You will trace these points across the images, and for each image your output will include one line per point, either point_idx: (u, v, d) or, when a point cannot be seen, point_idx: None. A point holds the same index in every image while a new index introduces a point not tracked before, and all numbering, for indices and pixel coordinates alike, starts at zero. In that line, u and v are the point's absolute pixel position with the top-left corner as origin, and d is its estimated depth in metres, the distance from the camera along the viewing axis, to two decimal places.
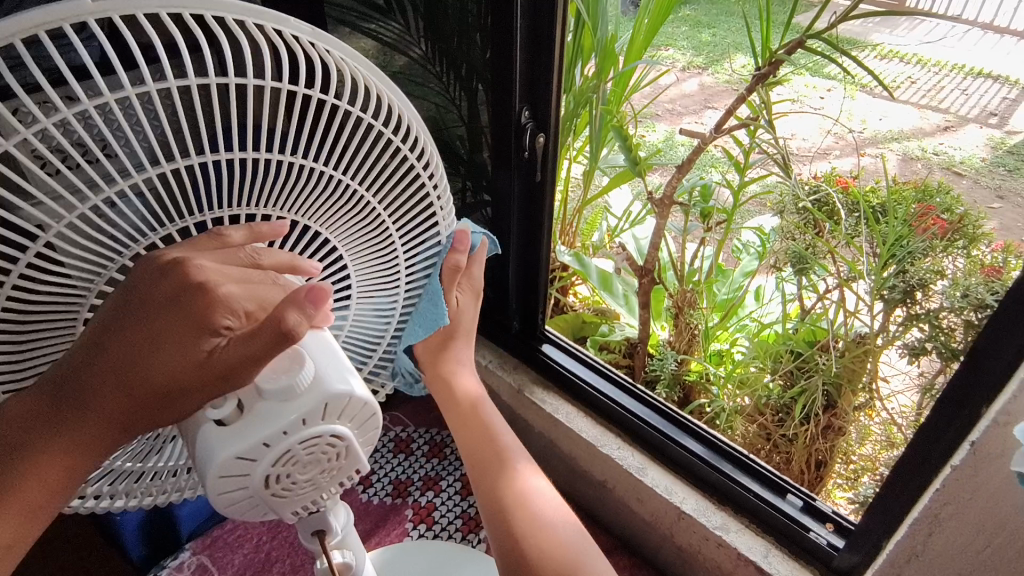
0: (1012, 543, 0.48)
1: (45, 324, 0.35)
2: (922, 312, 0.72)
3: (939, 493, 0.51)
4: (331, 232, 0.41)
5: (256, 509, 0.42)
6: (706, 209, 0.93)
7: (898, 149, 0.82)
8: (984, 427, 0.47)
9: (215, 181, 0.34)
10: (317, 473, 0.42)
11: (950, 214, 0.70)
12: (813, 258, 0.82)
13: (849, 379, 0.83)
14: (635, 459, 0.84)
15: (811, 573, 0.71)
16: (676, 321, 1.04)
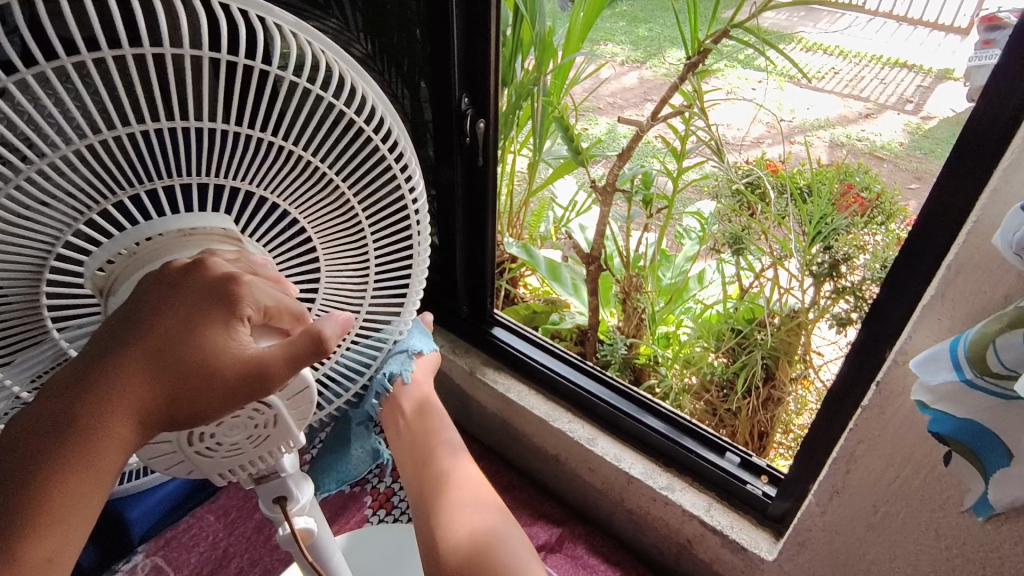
0: (917, 472, 0.54)
1: (10, 299, 0.36)
2: (848, 284, 0.78)
3: (854, 433, 0.57)
4: (297, 207, 0.41)
5: (184, 467, 0.42)
6: (648, 197, 1.00)
7: (826, 137, 0.84)
8: (887, 367, 0.53)
9: (154, 156, 0.34)
10: (244, 439, 0.42)
11: (868, 192, 0.75)
12: (747, 239, 0.87)
13: (786, 351, 0.90)
14: (586, 431, 0.88)
15: (751, 523, 0.76)
16: (625, 306, 1.10)
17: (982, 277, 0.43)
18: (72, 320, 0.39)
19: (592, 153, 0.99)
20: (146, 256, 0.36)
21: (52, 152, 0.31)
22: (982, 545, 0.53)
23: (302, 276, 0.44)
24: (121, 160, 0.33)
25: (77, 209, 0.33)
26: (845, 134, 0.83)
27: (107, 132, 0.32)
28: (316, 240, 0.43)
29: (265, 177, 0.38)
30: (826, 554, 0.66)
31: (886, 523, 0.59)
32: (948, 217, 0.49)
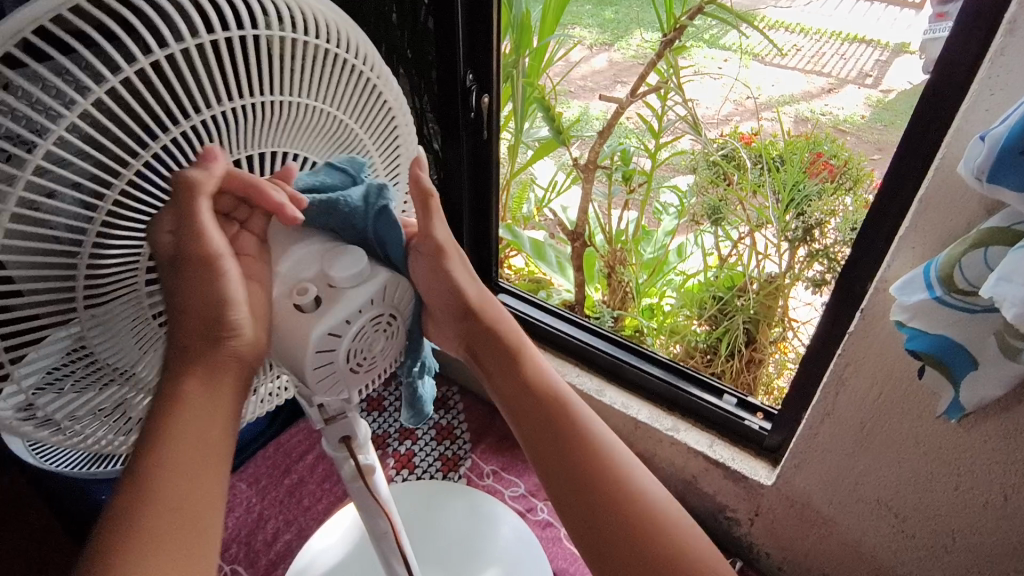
0: (897, 387, 0.62)
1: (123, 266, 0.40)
2: (820, 249, 0.88)
3: (842, 358, 0.64)
4: (325, 163, 0.49)
5: (336, 391, 0.48)
6: (627, 172, 1.05)
7: (792, 113, 0.89)
8: (870, 296, 0.60)
9: (225, 132, 0.40)
10: (382, 351, 0.48)
11: (837, 159, 0.83)
12: (725, 209, 0.96)
13: (765, 317, 1.00)
14: (593, 383, 0.95)
15: (749, 454, 0.84)
16: (610, 280, 1.17)
17: (951, 205, 0.51)
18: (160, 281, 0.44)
19: (571, 133, 1.05)
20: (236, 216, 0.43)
21: (160, 137, 0.36)
22: (955, 446, 0.61)
23: None
24: (204, 134, 0.39)
25: (167, 184, 0.39)
26: (811, 110, 0.89)
27: (193, 119, 0.37)
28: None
29: (303, 142, 0.46)
30: (820, 472, 0.74)
31: (871, 437, 0.67)
32: (920, 156, 0.55)
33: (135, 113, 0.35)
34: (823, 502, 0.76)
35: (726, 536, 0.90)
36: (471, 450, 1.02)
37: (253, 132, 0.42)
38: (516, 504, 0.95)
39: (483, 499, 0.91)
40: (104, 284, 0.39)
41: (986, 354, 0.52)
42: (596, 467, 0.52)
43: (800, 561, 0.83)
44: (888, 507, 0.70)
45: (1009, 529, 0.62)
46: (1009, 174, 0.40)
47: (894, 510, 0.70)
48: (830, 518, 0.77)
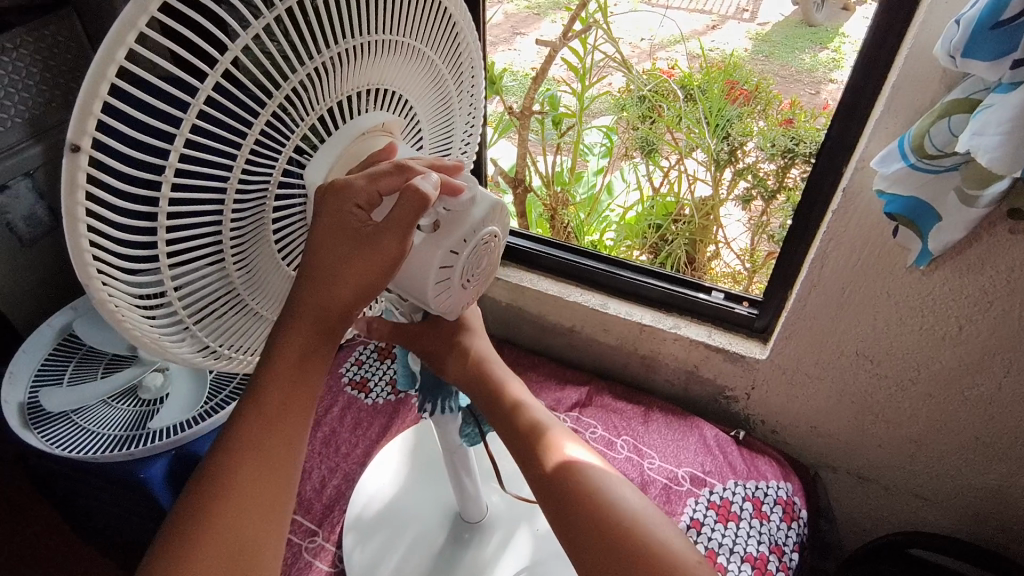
0: (875, 250, 0.75)
1: (256, 200, 0.45)
2: (744, 167, 1.00)
3: (828, 235, 0.76)
4: (413, 92, 0.55)
5: (445, 306, 0.53)
6: (558, 116, 1.13)
7: (682, 51, 0.99)
8: (851, 176, 0.72)
9: (328, 76, 0.44)
10: (486, 268, 0.54)
11: (748, 84, 0.95)
12: (655, 139, 1.07)
13: (700, 236, 1.12)
14: (596, 298, 1.03)
15: (742, 337, 0.97)
16: (553, 223, 1.23)
17: (921, 84, 0.62)
18: (283, 215, 0.48)
19: (502, 84, 1.11)
20: (351, 154, 0.48)
21: (286, 83, 0.41)
22: (922, 291, 0.75)
23: (415, 142, 0.59)
24: (315, 84, 0.44)
25: (286, 129, 0.44)
26: (703, 47, 0.97)
27: (310, 63, 0.42)
28: (423, 119, 0.59)
29: (400, 75, 0.53)
30: (809, 338, 0.87)
31: (851, 299, 0.80)
32: (886, 49, 0.66)
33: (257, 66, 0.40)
34: (811, 364, 0.89)
35: (725, 414, 1.03)
36: None
37: (365, 68, 0.48)
38: None
39: None
40: (242, 221, 0.45)
41: (947, 208, 0.64)
42: (610, 544, 0.55)
43: (791, 420, 0.98)
44: (865, 356, 0.85)
45: (962, 352, 0.78)
46: (981, 47, 0.51)
47: (871, 357, 0.84)
48: (816, 377, 0.91)
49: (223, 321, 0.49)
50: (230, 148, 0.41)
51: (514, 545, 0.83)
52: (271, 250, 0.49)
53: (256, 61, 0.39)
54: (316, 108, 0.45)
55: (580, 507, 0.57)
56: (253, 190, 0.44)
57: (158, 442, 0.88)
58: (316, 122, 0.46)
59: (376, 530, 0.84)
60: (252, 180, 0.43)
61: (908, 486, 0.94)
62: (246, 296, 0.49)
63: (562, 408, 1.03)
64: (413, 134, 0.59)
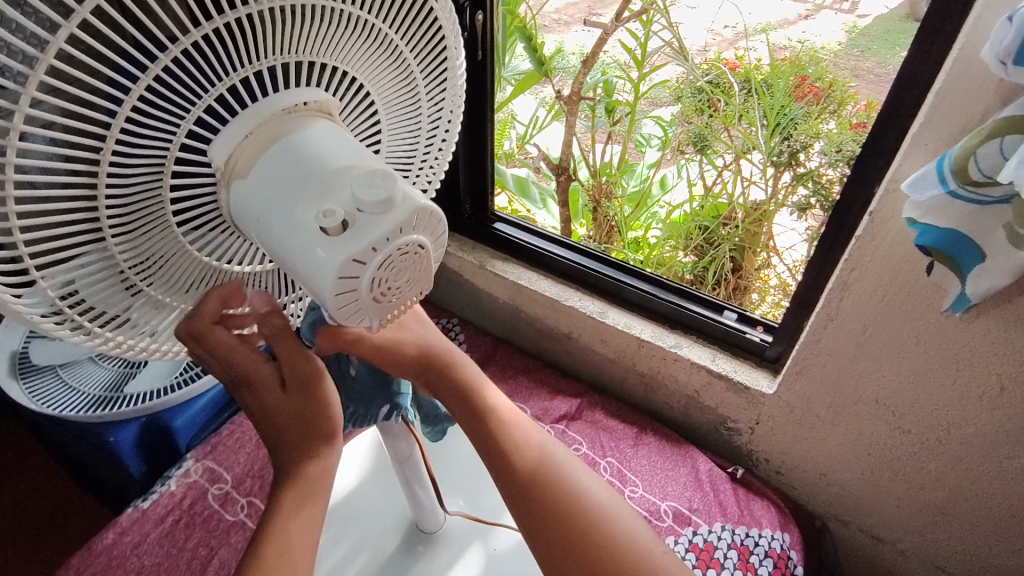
0: (902, 288, 0.63)
1: (144, 183, 0.39)
2: (805, 171, 0.88)
3: (849, 264, 0.65)
4: (362, 71, 0.48)
5: (357, 320, 0.45)
6: (610, 103, 1.05)
7: (765, 41, 0.86)
8: (880, 197, 0.60)
9: (236, 43, 0.38)
10: (411, 279, 0.45)
11: (821, 82, 0.83)
12: (711, 135, 0.96)
13: (751, 244, 1.00)
14: (596, 305, 0.95)
15: (751, 366, 0.87)
16: (596, 215, 1.14)
17: (967, 96, 0.51)
18: (189, 198, 0.43)
19: (553, 65, 1.04)
20: (258, 138, 0.42)
21: (168, 51, 0.36)
22: (956, 341, 0.63)
23: (368, 131, 0.52)
24: (214, 51, 0.38)
25: (182, 104, 0.38)
26: (784, 39, 0.85)
27: (203, 28, 0.36)
28: (380, 104, 0.51)
29: (342, 51, 0.45)
30: (822, 377, 0.76)
31: (873, 339, 0.69)
32: (931, 58, 0.55)
33: (134, 27, 0.35)
34: (823, 406, 0.78)
35: (727, 447, 0.93)
36: None
37: (292, 40, 0.41)
38: None
39: None
40: (127, 205, 0.40)
41: (994, 245, 0.52)
42: (574, 533, 0.54)
43: (797, 464, 0.87)
44: (886, 406, 0.73)
45: (1002, 417, 0.66)
46: None
47: (892, 408, 0.73)
48: (828, 421, 0.79)
49: (131, 315, 0.46)
50: (98, 120, 0.36)
51: (464, 564, 0.78)
52: (177, 240, 0.44)
53: (119, 24, 0.33)
54: (221, 80, 0.39)
55: (542, 495, 0.55)
56: (140, 171, 0.39)
57: (130, 407, 0.88)
58: (223, 96, 0.40)
59: (326, 527, 0.81)
60: (136, 158, 0.38)
61: (927, 556, 0.82)
62: (158, 283, 0.46)
63: (548, 419, 0.96)
64: (366, 120, 0.51)
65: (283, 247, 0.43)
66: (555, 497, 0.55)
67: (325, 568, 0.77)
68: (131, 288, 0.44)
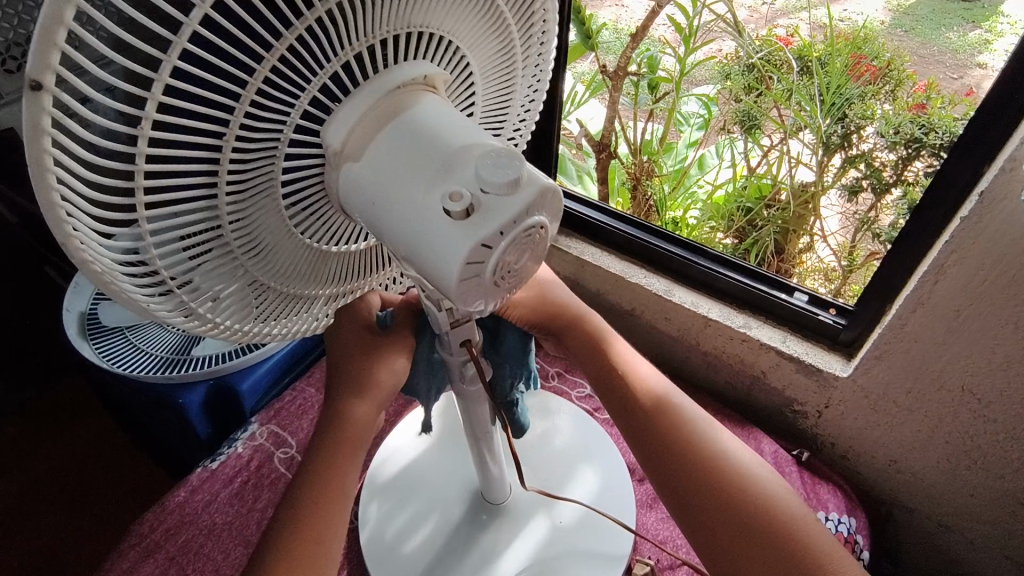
0: (1008, 272, 0.61)
1: (262, 156, 0.38)
2: (857, 154, 0.84)
3: (949, 246, 0.63)
4: (469, 47, 0.47)
5: (473, 305, 0.44)
6: (654, 80, 1.02)
7: (806, 17, 0.86)
8: (992, 177, 0.58)
9: (356, 16, 0.37)
10: (527, 260, 0.43)
11: (878, 61, 0.80)
12: (761, 114, 0.93)
13: (795, 226, 0.98)
14: (661, 283, 0.94)
15: (822, 348, 0.85)
16: (635, 193, 1.11)
17: None
18: (298, 175, 0.42)
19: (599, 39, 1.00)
20: (376, 117, 0.41)
21: (297, 23, 0.34)
22: None
23: (466, 103, 0.51)
24: (336, 24, 0.36)
25: (304, 77, 0.37)
26: (833, 15, 0.83)
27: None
28: (480, 80, 0.50)
29: (450, 19, 0.43)
30: (904, 362, 0.74)
31: (966, 324, 0.67)
32: None
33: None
34: (901, 392, 0.77)
35: (791, 429, 0.92)
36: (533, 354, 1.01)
37: (403, 8, 0.39)
38: (583, 404, 0.95)
39: (553, 402, 0.92)
40: (243, 177, 0.39)
41: None
42: (691, 469, 0.60)
43: (866, 450, 0.86)
44: (972, 393, 0.71)
45: None
46: None
47: (979, 396, 0.71)
48: (906, 407, 0.78)
49: (210, 282, 0.43)
50: (228, 95, 0.35)
51: (528, 534, 0.78)
52: (283, 218, 0.43)
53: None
54: (338, 54, 0.37)
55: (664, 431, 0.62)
56: (259, 146, 0.38)
57: (199, 370, 0.89)
58: (341, 71, 0.39)
59: (393, 493, 0.82)
60: (258, 133, 0.37)
61: (998, 546, 0.80)
62: (249, 253, 0.43)
63: None
64: (465, 92, 0.50)
65: (405, 232, 0.41)
66: (676, 438, 0.62)
67: (390, 531, 0.79)
68: (219, 253, 0.42)
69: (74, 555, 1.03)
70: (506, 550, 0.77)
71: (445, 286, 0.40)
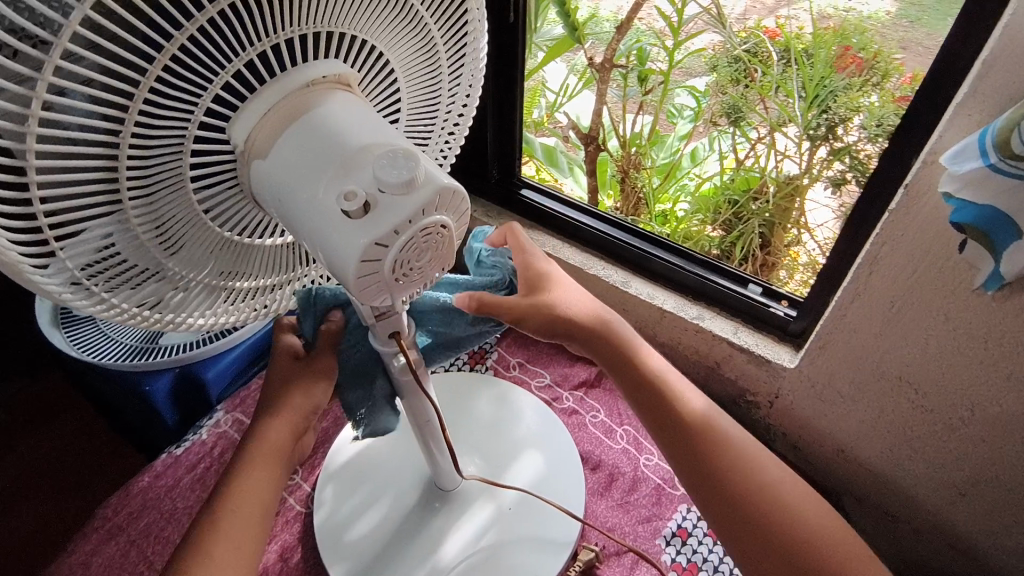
0: (933, 264, 0.62)
1: (166, 149, 0.39)
2: (842, 145, 0.85)
3: (879, 237, 0.64)
4: (385, 49, 0.46)
5: (377, 298, 0.45)
6: (643, 72, 1.02)
7: (807, 9, 0.81)
8: (916, 169, 0.58)
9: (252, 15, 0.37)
10: (429, 261, 0.45)
11: (865, 52, 0.78)
12: (745, 107, 0.93)
13: (781, 219, 0.98)
14: (619, 275, 0.95)
15: (771, 339, 0.86)
16: (624, 185, 1.14)
17: (1016, 67, 0.48)
18: (212, 168, 0.42)
19: (585, 30, 1.01)
20: (281, 114, 0.41)
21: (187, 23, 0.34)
22: (987, 320, 0.62)
23: (387, 102, 0.51)
24: (233, 23, 0.36)
25: (205, 74, 0.37)
26: (829, 5, 0.80)
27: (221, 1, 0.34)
28: (402, 81, 0.50)
29: (361, 19, 0.43)
30: (845, 353, 0.75)
31: (901, 315, 0.68)
32: (984, 18, 0.52)
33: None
34: (845, 382, 0.78)
35: (745, 419, 0.94)
36: (497, 344, 1.03)
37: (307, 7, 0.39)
38: (542, 394, 0.97)
39: (511, 391, 0.94)
40: (148, 169, 0.39)
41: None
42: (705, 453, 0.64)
43: (816, 439, 0.87)
44: (910, 383, 0.72)
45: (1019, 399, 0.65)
46: None
47: (915, 386, 0.72)
48: (851, 398, 0.79)
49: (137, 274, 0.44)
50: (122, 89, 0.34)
51: (475, 518, 0.80)
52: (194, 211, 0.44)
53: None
54: (239, 54, 0.37)
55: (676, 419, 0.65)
56: (163, 139, 0.38)
57: (166, 358, 0.91)
58: (245, 67, 0.39)
59: (347, 478, 0.84)
60: (160, 126, 0.37)
61: (944, 536, 0.82)
62: (175, 247, 0.44)
63: (567, 385, 0.98)
64: (385, 92, 0.50)
65: (306, 225, 0.42)
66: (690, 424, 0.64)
67: (343, 513, 0.81)
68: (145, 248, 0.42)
69: (50, 532, 1.06)
70: (453, 534, 0.79)
71: (345, 281, 0.42)
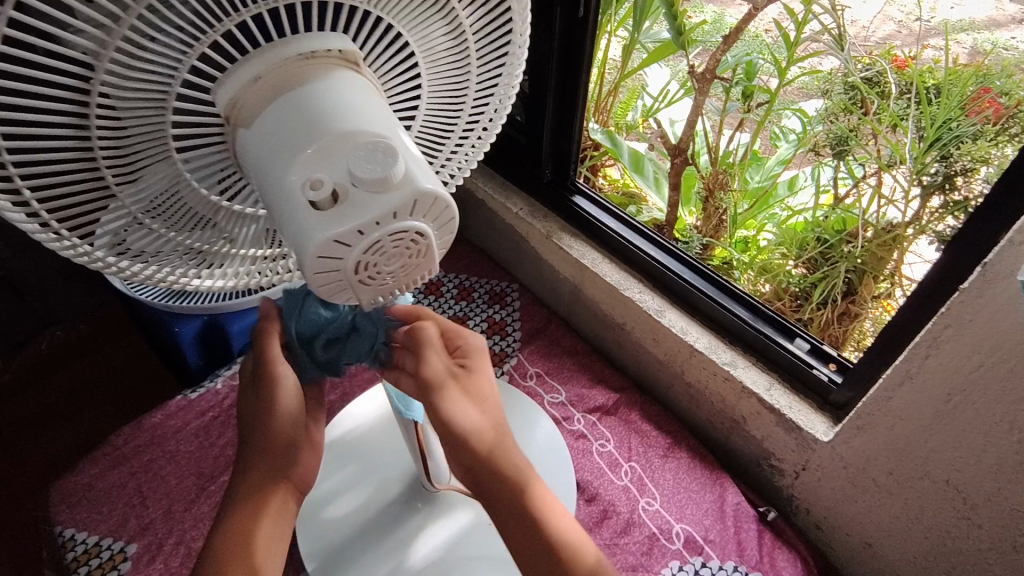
0: (1006, 362, 0.52)
1: (141, 114, 0.37)
2: (959, 199, 0.70)
3: (943, 316, 0.55)
4: (407, 28, 0.42)
5: (339, 296, 0.43)
6: (749, 88, 0.90)
7: (967, 42, 0.67)
8: (998, 248, 0.49)
9: None
10: (400, 269, 0.42)
11: (1008, 98, 0.64)
12: (854, 141, 0.80)
13: (873, 269, 0.83)
14: (655, 302, 0.88)
15: (810, 405, 0.77)
16: (706, 204, 1.01)
17: None
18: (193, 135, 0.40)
19: (691, 37, 0.90)
20: (270, 82, 0.38)
21: None
22: None
23: (404, 92, 0.47)
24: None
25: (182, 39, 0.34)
26: (993, 42, 0.66)
27: None
28: (424, 71, 0.46)
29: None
30: (886, 440, 0.66)
31: (957, 412, 0.58)
32: None
33: None
34: (882, 471, 0.68)
35: (767, 484, 0.85)
36: (518, 349, 1.00)
37: None
38: (553, 410, 0.92)
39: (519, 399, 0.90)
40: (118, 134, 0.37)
41: None
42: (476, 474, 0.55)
43: (840, 524, 0.77)
44: (956, 490, 0.62)
45: None
46: None
47: (964, 496, 0.62)
48: (886, 489, 0.69)
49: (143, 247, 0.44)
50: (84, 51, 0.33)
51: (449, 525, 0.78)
52: (170, 158, 0.41)
53: None
54: (221, 21, 0.35)
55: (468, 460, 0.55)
56: (134, 105, 0.36)
57: (197, 305, 0.93)
58: (231, 34, 0.36)
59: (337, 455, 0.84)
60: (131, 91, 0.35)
61: None
62: (162, 214, 0.44)
63: (582, 407, 0.92)
64: (403, 80, 0.46)
65: (275, 208, 0.40)
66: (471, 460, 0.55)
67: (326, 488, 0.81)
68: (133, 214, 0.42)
69: (83, 442, 1.14)
70: (425, 537, 0.77)
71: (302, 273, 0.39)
